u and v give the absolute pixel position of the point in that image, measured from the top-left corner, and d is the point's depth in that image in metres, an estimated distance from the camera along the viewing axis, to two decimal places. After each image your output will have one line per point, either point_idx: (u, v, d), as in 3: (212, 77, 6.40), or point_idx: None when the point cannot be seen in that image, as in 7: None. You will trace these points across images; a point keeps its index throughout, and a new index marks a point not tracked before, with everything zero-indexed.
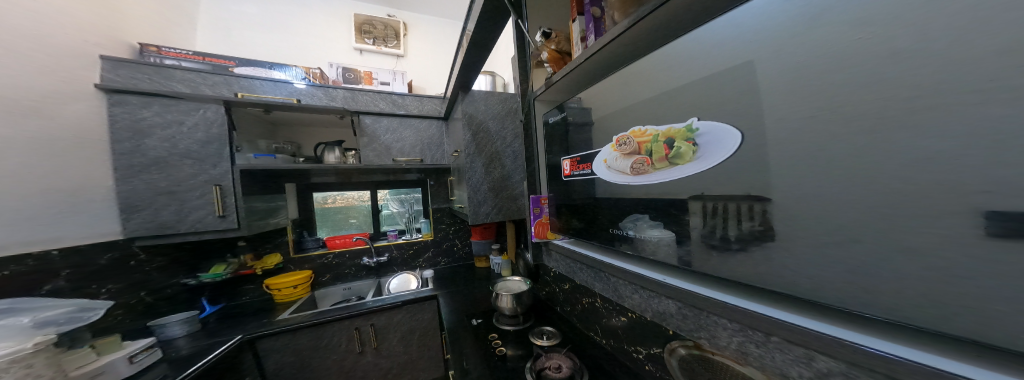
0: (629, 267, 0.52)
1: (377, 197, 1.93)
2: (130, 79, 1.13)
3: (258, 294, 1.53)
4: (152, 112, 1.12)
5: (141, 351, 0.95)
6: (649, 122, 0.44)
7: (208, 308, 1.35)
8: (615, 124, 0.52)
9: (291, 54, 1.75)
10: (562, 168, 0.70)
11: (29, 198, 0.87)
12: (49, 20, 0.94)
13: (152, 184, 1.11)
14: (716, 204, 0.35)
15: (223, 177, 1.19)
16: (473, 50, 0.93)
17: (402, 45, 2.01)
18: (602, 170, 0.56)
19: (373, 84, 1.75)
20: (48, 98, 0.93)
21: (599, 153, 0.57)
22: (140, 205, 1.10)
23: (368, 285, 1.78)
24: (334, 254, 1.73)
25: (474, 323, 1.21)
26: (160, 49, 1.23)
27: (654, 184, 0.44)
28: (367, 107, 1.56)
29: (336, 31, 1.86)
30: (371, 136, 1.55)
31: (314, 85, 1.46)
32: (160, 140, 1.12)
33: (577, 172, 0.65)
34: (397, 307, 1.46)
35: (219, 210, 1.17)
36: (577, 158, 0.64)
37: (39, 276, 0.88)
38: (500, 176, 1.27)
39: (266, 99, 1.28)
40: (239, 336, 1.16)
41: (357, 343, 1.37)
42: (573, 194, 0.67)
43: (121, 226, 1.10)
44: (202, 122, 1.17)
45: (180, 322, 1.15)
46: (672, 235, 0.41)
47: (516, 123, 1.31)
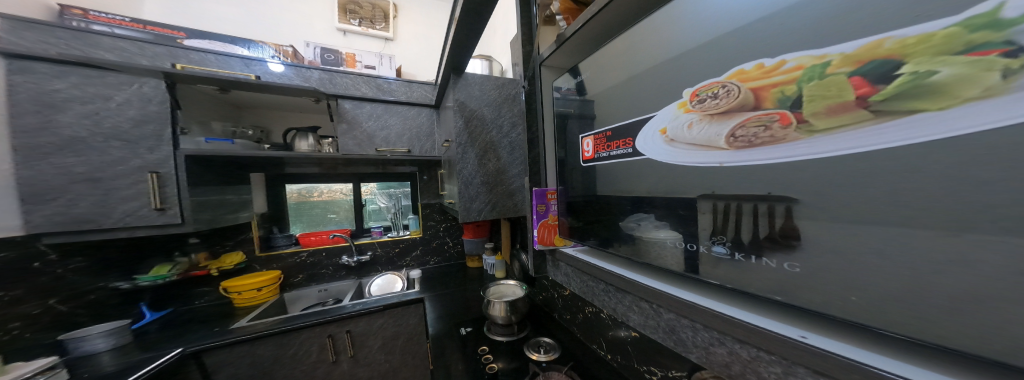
0: (699, 299, 0.36)
1: (361, 190, 1.76)
2: (39, 43, 0.94)
3: (214, 298, 1.36)
4: (69, 84, 0.92)
5: (38, 373, 0.81)
6: (663, 99, 0.38)
7: (148, 315, 1.18)
8: (626, 100, 0.44)
9: (264, 32, 1.55)
10: (581, 150, 0.55)
11: None
12: None
13: (67, 169, 0.93)
14: (727, 204, 0.31)
15: (164, 164, 1.02)
16: (466, 23, 0.77)
17: (392, 27, 1.82)
18: (659, 146, 0.38)
19: (356, 67, 1.56)
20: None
21: (649, 122, 0.39)
22: (51, 195, 0.92)
23: (348, 286, 1.62)
24: (308, 252, 1.56)
25: (461, 333, 1.08)
26: (87, 13, 1.05)
27: (664, 176, 0.38)
28: (346, 91, 1.37)
29: (317, 9, 1.66)
30: (351, 122, 1.38)
31: (287, 63, 1.27)
32: (80, 117, 0.94)
33: (604, 154, 0.49)
34: (375, 312, 1.31)
35: (157, 202, 1.00)
36: (606, 133, 0.48)
37: None
38: (495, 169, 1.14)
39: (219, 74, 1.10)
40: (180, 349, 1.00)
41: (330, 352, 1.22)
42: (597, 185, 0.52)
43: (28, 219, 0.91)
44: (136, 98, 0.99)
45: (105, 333, 0.99)
46: (680, 237, 0.37)
47: (514, 111, 1.17)
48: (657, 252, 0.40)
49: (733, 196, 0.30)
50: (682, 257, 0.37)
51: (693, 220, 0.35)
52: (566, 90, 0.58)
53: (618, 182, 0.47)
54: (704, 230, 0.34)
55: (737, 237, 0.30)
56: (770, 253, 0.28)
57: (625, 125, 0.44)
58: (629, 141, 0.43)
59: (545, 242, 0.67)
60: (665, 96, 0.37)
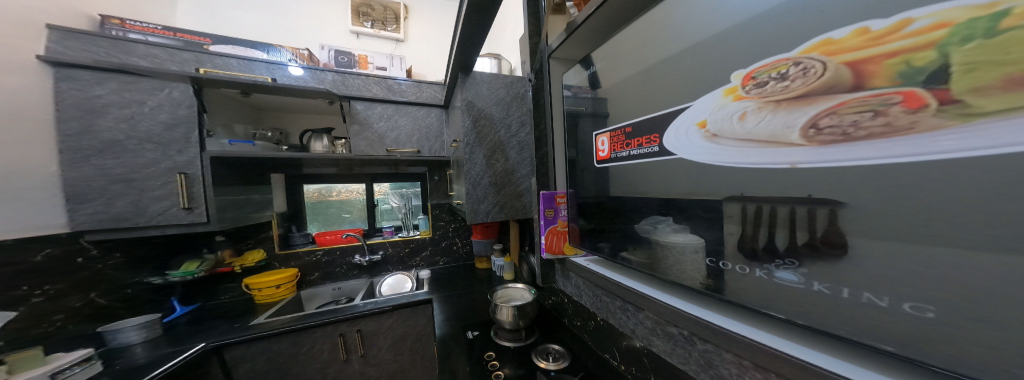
0: (724, 320, 0.34)
1: (374, 191, 1.78)
2: (82, 51, 0.99)
3: (237, 294, 1.42)
4: (108, 90, 0.98)
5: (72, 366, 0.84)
6: (690, 84, 0.33)
7: (179, 310, 1.24)
8: (644, 89, 0.40)
9: (282, 36, 1.59)
10: (595, 149, 0.51)
11: None
12: None
13: (105, 170, 0.98)
14: (759, 207, 0.27)
15: (190, 165, 1.06)
16: (474, 19, 0.74)
17: (403, 29, 1.83)
18: (697, 144, 0.32)
19: (368, 69, 1.55)
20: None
21: (677, 119, 0.34)
22: (91, 195, 0.97)
23: (360, 285, 1.64)
24: (323, 251, 1.59)
25: (468, 336, 1.06)
26: (124, 22, 1.09)
27: (687, 178, 0.34)
28: (357, 92, 1.38)
29: (331, 12, 1.69)
30: (363, 123, 1.40)
31: (306, 66, 1.29)
32: (117, 121, 0.99)
33: (622, 153, 0.44)
34: (385, 312, 1.31)
35: (185, 202, 1.04)
36: (624, 129, 0.43)
37: None
38: (504, 169, 1.11)
39: (239, 77, 1.13)
40: (203, 344, 1.03)
41: (342, 350, 1.23)
42: (612, 187, 0.47)
43: (70, 217, 0.96)
44: (167, 103, 1.03)
45: (138, 326, 1.04)
46: (701, 243, 0.34)
47: (523, 110, 1.14)
48: (676, 262, 0.37)
49: (764, 199, 0.27)
50: (705, 267, 0.33)
51: (718, 225, 0.32)
52: (576, 83, 0.55)
53: (637, 185, 0.42)
54: (732, 242, 0.30)
55: (772, 249, 0.26)
56: (810, 263, 0.24)
57: (646, 118, 0.40)
58: (653, 138, 0.38)
59: (552, 249, 0.64)
60: (692, 85, 0.33)
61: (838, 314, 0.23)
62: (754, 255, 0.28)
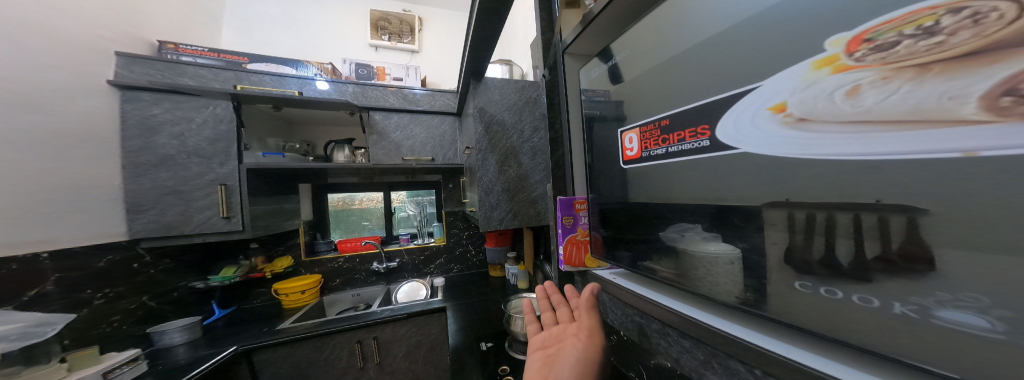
0: (741, 330, 0.24)
1: (391, 198, 1.81)
2: (143, 75, 1.06)
3: (268, 298, 1.47)
4: (163, 109, 1.06)
5: (122, 365, 0.87)
6: (763, 59, 0.21)
7: (217, 313, 1.31)
8: (689, 71, 0.27)
9: (306, 52, 1.66)
10: (620, 147, 0.37)
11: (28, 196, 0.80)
12: (63, 15, 0.89)
13: (159, 183, 1.06)
14: (812, 215, 0.19)
15: (230, 177, 1.12)
16: (483, 22, 0.72)
17: (417, 40, 1.88)
18: (773, 132, 0.19)
19: (385, 80, 1.57)
20: (53, 92, 0.87)
21: (738, 106, 0.22)
22: (145, 206, 1.04)
23: (378, 292, 1.65)
24: (344, 258, 1.62)
25: (482, 348, 1.03)
26: (178, 46, 1.17)
27: (746, 184, 0.22)
28: (375, 103, 1.42)
29: (350, 28, 1.76)
30: (380, 133, 1.43)
31: (330, 80, 1.34)
32: (170, 137, 1.07)
33: (657, 152, 0.31)
34: (400, 320, 1.30)
35: (224, 211, 1.10)
36: (661, 121, 0.30)
37: (26, 281, 0.81)
38: (517, 176, 1.09)
39: (272, 92, 1.19)
40: (234, 347, 1.06)
41: (359, 357, 1.23)
42: (637, 194, 0.35)
43: (129, 228, 1.04)
44: (211, 119, 1.11)
45: (181, 328, 1.08)
46: (738, 253, 0.24)
47: (536, 115, 1.12)
48: (709, 276, 0.27)
49: (819, 205, 0.18)
50: (743, 282, 0.24)
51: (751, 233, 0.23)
52: (596, 77, 0.41)
53: (679, 193, 0.29)
54: (776, 253, 0.21)
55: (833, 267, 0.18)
56: (881, 280, 0.16)
57: (686, 111, 0.27)
58: (698, 131, 0.25)
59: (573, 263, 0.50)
60: (719, 55, 0.24)
61: (924, 339, 0.15)
62: (806, 269, 0.20)
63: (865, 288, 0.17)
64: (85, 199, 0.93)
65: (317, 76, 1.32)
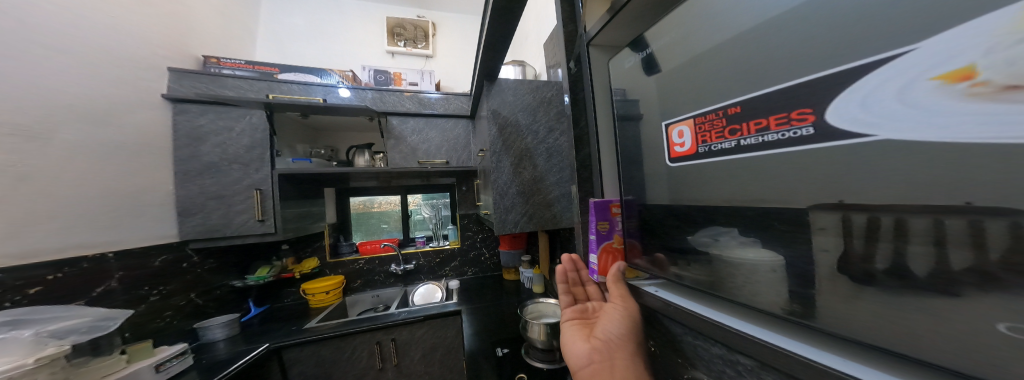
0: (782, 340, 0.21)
1: (408, 202, 1.84)
2: (190, 88, 1.13)
3: (297, 298, 1.52)
4: (209, 120, 1.13)
5: (171, 358, 0.88)
6: (854, 25, 0.16)
7: (253, 310, 1.36)
8: (751, 49, 0.22)
9: (328, 61, 1.71)
10: (666, 142, 0.31)
11: (96, 200, 0.85)
12: (128, 35, 0.96)
13: (204, 188, 1.12)
14: (874, 219, 0.16)
15: (264, 182, 1.18)
16: (498, 22, 0.70)
17: (431, 45, 1.90)
18: (936, 111, 0.13)
19: (401, 85, 1.58)
20: (122, 107, 0.93)
21: (867, 78, 0.15)
22: (194, 210, 1.10)
23: (396, 293, 1.67)
24: (365, 260, 1.66)
25: (499, 354, 1.00)
26: (220, 61, 1.24)
27: (858, 187, 0.16)
28: (393, 108, 1.44)
29: (368, 36, 1.80)
30: (398, 138, 1.45)
31: (352, 87, 1.38)
32: (214, 146, 1.13)
33: (716, 147, 0.25)
34: (416, 322, 1.30)
35: (259, 214, 1.16)
36: (729, 108, 0.23)
37: (94, 277, 0.84)
38: (532, 178, 1.05)
39: (300, 100, 1.23)
40: (266, 344, 1.08)
41: (378, 359, 1.24)
42: (689, 200, 0.28)
43: (179, 230, 1.09)
44: (248, 128, 1.17)
45: (222, 324, 1.12)
46: (781, 261, 0.21)
47: (551, 115, 1.07)
48: (747, 286, 0.24)
49: (884, 207, 0.16)
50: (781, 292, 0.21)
51: (800, 239, 0.20)
52: (628, 67, 0.35)
53: (752, 198, 0.22)
54: (828, 262, 0.19)
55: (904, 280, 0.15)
56: (975, 295, 0.13)
57: (768, 95, 0.21)
58: (791, 117, 0.19)
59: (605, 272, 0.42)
60: (784, 34, 0.19)
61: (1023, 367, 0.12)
62: (869, 281, 0.17)
63: (955, 305, 0.14)
64: (144, 203, 0.99)
65: (338, 83, 1.36)
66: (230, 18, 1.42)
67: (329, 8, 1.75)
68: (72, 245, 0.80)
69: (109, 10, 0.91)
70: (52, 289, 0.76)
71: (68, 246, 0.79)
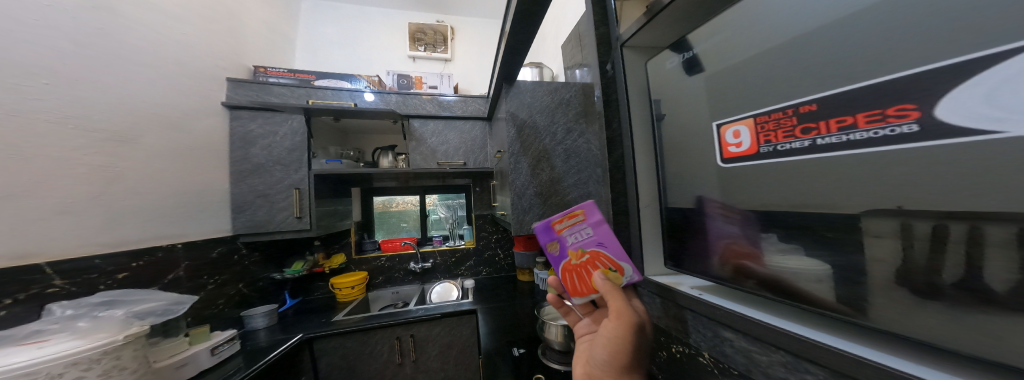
0: (845, 344, 0.27)
1: (426, 202, 1.89)
2: (245, 96, 1.23)
3: (326, 291, 1.60)
4: (258, 125, 1.22)
5: (223, 343, 0.95)
6: (895, 49, 0.22)
7: (289, 302, 1.44)
8: (833, 59, 0.26)
9: (353, 67, 1.78)
10: (718, 141, 0.37)
11: (172, 198, 0.94)
12: (195, 49, 1.06)
13: (254, 187, 1.21)
14: (923, 226, 0.22)
15: (303, 182, 1.26)
16: (519, 23, 0.71)
17: (450, 49, 1.95)
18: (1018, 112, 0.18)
19: (422, 88, 1.63)
20: (189, 114, 1.02)
21: (965, 85, 0.19)
22: (245, 206, 1.19)
23: (414, 290, 1.71)
24: (386, 257, 1.72)
25: (515, 354, 1.01)
26: (267, 70, 1.32)
27: (904, 179, 0.22)
28: (414, 111, 1.49)
29: (391, 41, 1.87)
30: (419, 140, 1.49)
31: (377, 91, 1.44)
32: (262, 148, 1.22)
33: (782, 146, 0.30)
34: (434, 319, 1.34)
35: (298, 211, 1.24)
36: (803, 107, 0.28)
37: (166, 266, 0.92)
38: (549, 179, 1.05)
39: (335, 105, 1.30)
40: (300, 335, 1.15)
41: (398, 353, 1.28)
42: (749, 197, 0.33)
43: (232, 225, 1.18)
44: (289, 133, 1.26)
45: (264, 314, 1.20)
46: (826, 272, 0.27)
47: (569, 116, 1.07)
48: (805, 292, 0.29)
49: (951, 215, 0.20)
50: (840, 294, 0.27)
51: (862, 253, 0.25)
52: (670, 68, 0.42)
53: (826, 190, 0.26)
54: (884, 269, 0.24)
55: (968, 272, 0.20)
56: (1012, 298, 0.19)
57: (852, 92, 0.24)
58: (888, 114, 0.22)
59: (579, 291, 0.45)
60: (837, 58, 0.25)
61: None
62: (933, 294, 0.22)
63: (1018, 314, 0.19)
64: (206, 201, 1.08)
65: (363, 88, 1.42)
66: (274, 29, 1.52)
67: (356, 16, 1.84)
68: (151, 237, 0.89)
69: (181, 28, 1.01)
70: (134, 275, 0.84)
71: (146, 238, 0.87)
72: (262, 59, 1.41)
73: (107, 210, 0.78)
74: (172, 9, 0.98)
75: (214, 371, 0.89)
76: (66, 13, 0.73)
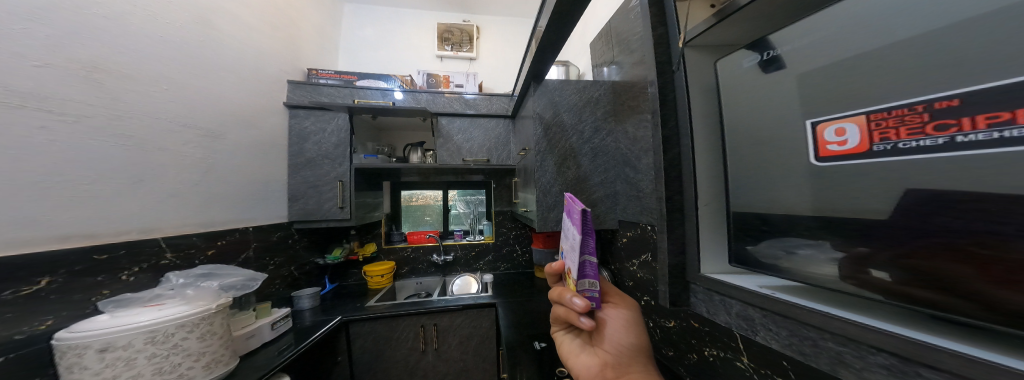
0: None
1: (448, 197, 1.94)
2: (304, 97, 1.32)
3: (359, 278, 1.70)
4: (311, 122, 1.31)
5: (280, 319, 1.04)
6: None
7: (327, 286, 1.54)
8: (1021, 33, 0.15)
9: (385, 66, 1.85)
10: (809, 144, 0.24)
11: (242, 187, 1.03)
12: (261, 51, 1.15)
13: (305, 179, 1.29)
14: None
15: (345, 174, 1.34)
16: (557, 22, 0.71)
17: (475, 48, 1.97)
18: None
19: (449, 87, 1.67)
20: (257, 111, 1.11)
21: None
22: (298, 196, 1.28)
23: (436, 282, 1.78)
24: (412, 248, 1.79)
25: (536, 347, 1.03)
26: (319, 72, 1.39)
27: None
28: (443, 109, 1.54)
29: (421, 42, 1.93)
30: (446, 137, 1.54)
31: (406, 91, 1.49)
32: (314, 144, 1.31)
33: (904, 145, 0.19)
34: (456, 310, 1.38)
35: (340, 202, 1.32)
36: (936, 102, 0.17)
37: (240, 245, 1.03)
38: (575, 177, 1.05)
39: (375, 104, 1.37)
40: (338, 317, 1.23)
41: (422, 341, 1.34)
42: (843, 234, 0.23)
43: (287, 212, 1.27)
44: (336, 129, 1.33)
45: (310, 296, 1.29)
46: None
47: (598, 115, 1.05)
48: None
49: None
50: None
51: None
52: (744, 68, 0.29)
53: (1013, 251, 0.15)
54: None
55: None
56: None
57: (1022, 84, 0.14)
58: None
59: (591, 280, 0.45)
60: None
61: None
62: None
63: None
64: (270, 189, 1.17)
65: (394, 87, 1.48)
66: (321, 32, 1.61)
67: (389, 17, 1.91)
68: (231, 220, 0.99)
69: (251, 31, 1.09)
70: (221, 251, 0.95)
71: (227, 221, 0.98)
72: (312, 59, 1.50)
73: (201, 196, 0.88)
74: (245, 16, 1.07)
75: (273, 344, 0.98)
76: (175, 26, 0.82)
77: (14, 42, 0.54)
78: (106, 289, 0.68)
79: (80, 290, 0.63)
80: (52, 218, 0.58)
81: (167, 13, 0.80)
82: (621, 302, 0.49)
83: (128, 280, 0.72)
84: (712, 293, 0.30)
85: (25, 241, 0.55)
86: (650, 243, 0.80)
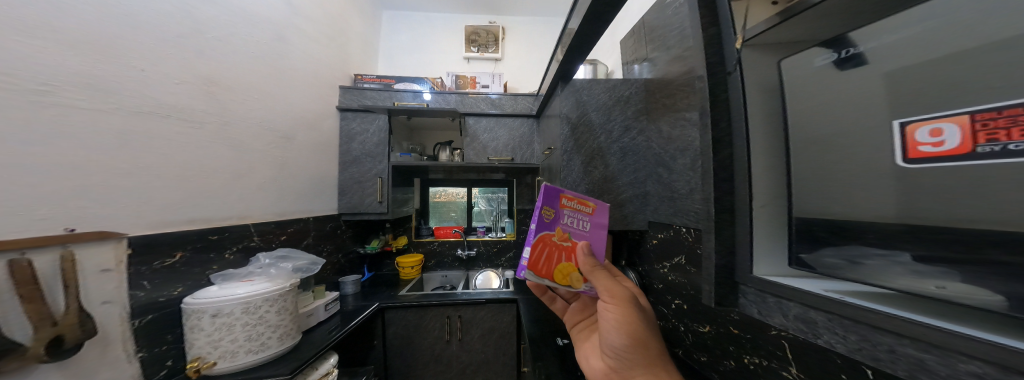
0: None
1: (471, 194, 1.99)
2: (351, 101, 1.43)
3: (392, 269, 1.80)
4: (356, 122, 1.41)
5: (332, 302, 1.14)
6: None
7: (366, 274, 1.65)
8: None
9: (417, 69, 1.93)
10: (893, 144, 0.24)
11: (306, 181, 1.14)
12: (320, 58, 1.25)
13: (349, 175, 1.39)
14: None
15: (382, 171, 1.42)
16: (591, 21, 0.70)
17: (500, 49, 2.00)
18: None
19: (476, 89, 1.72)
20: (318, 113, 1.22)
21: None
22: (347, 190, 1.38)
23: (459, 276, 1.83)
24: (439, 242, 1.86)
25: (559, 343, 1.04)
26: (363, 77, 1.50)
27: None
28: (471, 109, 1.58)
29: (449, 45, 1.99)
30: (473, 136, 1.58)
31: (435, 92, 1.55)
32: (359, 142, 1.41)
33: (1014, 146, 0.19)
34: (479, 304, 1.42)
35: (379, 197, 1.41)
36: None
37: (304, 234, 1.13)
38: (602, 177, 1.03)
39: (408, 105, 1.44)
40: (376, 304, 1.32)
41: (446, 331, 1.40)
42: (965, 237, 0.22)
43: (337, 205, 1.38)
44: (378, 129, 1.42)
45: (353, 282, 1.40)
46: None
47: (629, 114, 1.02)
48: None
49: None
50: None
51: None
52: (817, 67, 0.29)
53: None
54: None
55: None
56: None
57: None
58: None
59: (546, 270, 0.51)
60: None
61: None
62: None
63: None
64: (325, 182, 1.28)
65: (426, 88, 1.54)
66: (365, 41, 1.71)
67: (420, 22, 1.99)
68: (298, 211, 1.10)
69: (313, 41, 1.20)
70: (291, 238, 1.06)
71: (295, 212, 1.08)
72: (358, 64, 1.60)
73: (277, 189, 0.98)
74: (309, 28, 1.18)
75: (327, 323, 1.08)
76: (261, 40, 0.92)
77: (165, 61, 0.65)
78: (216, 264, 0.78)
79: (199, 264, 0.74)
80: (184, 207, 0.69)
81: (257, 31, 0.91)
82: (609, 301, 0.49)
83: (230, 258, 0.82)
84: (766, 294, 0.31)
85: (166, 224, 0.66)
86: (685, 245, 0.77)
